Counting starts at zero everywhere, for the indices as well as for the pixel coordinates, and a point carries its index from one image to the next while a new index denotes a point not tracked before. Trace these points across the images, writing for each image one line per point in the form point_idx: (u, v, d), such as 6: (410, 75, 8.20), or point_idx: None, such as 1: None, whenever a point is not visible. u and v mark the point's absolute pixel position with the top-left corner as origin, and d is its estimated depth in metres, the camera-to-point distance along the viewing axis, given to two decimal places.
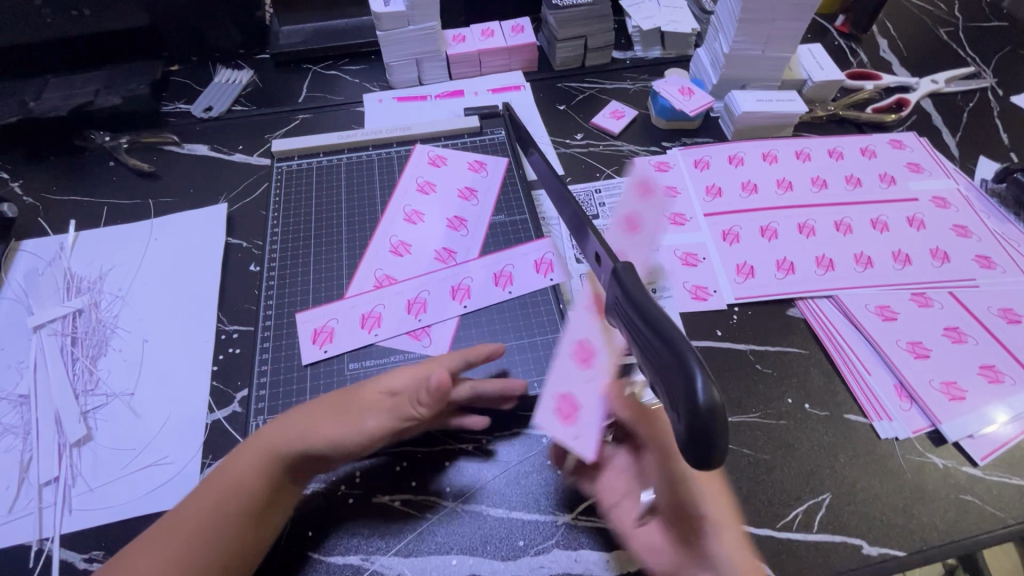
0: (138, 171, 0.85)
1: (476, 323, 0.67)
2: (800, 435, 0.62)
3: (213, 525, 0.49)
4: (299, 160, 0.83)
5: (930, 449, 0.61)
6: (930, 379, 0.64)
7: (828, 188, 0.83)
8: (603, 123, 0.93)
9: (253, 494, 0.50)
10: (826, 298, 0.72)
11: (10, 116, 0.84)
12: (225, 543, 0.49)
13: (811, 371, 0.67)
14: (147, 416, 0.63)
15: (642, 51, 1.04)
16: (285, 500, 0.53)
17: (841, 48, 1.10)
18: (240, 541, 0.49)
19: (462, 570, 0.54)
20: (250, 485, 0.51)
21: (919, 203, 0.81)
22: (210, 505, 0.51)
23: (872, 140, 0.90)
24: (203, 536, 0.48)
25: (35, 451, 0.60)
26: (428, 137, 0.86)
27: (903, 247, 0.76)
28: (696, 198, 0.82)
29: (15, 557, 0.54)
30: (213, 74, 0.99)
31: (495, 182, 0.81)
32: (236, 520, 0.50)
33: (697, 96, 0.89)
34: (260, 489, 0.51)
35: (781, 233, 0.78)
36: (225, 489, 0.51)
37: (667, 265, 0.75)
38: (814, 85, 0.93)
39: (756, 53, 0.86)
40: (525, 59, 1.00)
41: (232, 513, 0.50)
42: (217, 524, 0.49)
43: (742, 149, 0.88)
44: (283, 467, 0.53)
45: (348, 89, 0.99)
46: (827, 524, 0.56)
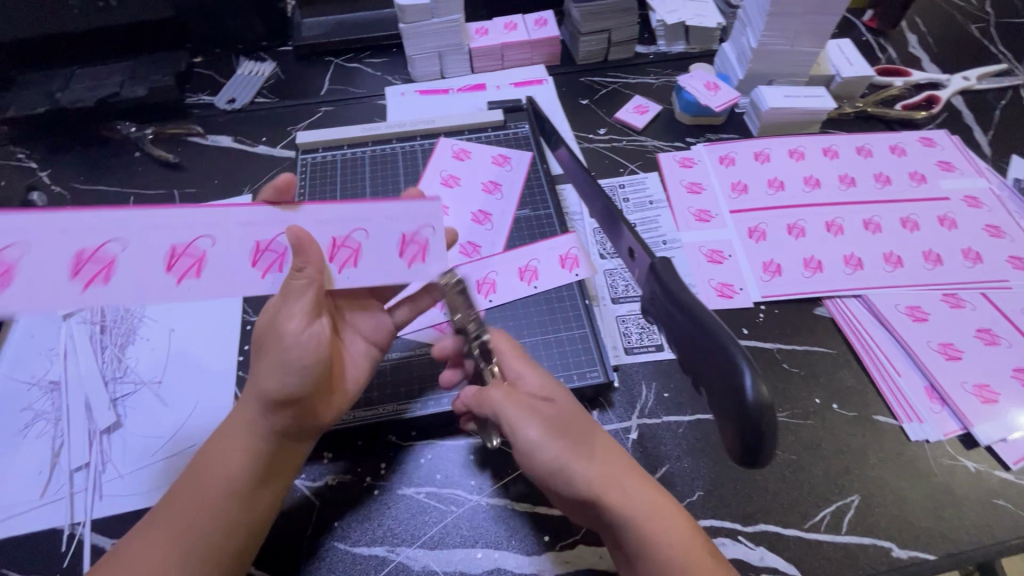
0: (163, 162, 0.86)
1: (501, 318, 0.68)
2: (827, 435, 0.61)
3: (199, 505, 0.48)
4: (323, 152, 0.83)
5: (961, 451, 0.60)
6: (963, 381, 0.63)
7: (857, 186, 0.82)
8: (626, 118, 0.92)
9: (243, 470, 0.50)
10: (855, 298, 0.71)
11: (38, 107, 0.85)
12: (212, 523, 0.47)
13: (839, 371, 0.66)
14: (175, 405, 0.63)
15: (666, 46, 1.03)
16: (277, 471, 0.52)
17: (869, 43, 1.08)
18: (230, 517, 0.48)
19: (486, 564, 0.54)
20: (237, 463, 0.50)
21: (950, 202, 0.80)
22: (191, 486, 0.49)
23: (902, 137, 0.88)
24: (204, 521, 0.48)
25: (66, 437, 0.61)
26: (451, 130, 0.86)
27: (933, 247, 0.75)
28: (721, 194, 0.81)
29: (46, 541, 0.55)
30: (235, 66, 1.00)
31: (519, 176, 0.81)
32: (224, 498, 0.49)
33: (722, 92, 0.88)
34: (249, 466, 0.50)
35: (809, 231, 0.77)
36: (215, 474, 0.50)
37: (692, 262, 0.75)
38: (843, 81, 0.91)
39: (784, 49, 0.85)
40: (548, 52, 0.99)
41: (226, 493, 0.49)
42: (214, 507, 0.48)
43: (768, 146, 0.87)
44: (255, 427, 0.51)
45: (369, 82, 0.99)
46: (856, 526, 0.55)
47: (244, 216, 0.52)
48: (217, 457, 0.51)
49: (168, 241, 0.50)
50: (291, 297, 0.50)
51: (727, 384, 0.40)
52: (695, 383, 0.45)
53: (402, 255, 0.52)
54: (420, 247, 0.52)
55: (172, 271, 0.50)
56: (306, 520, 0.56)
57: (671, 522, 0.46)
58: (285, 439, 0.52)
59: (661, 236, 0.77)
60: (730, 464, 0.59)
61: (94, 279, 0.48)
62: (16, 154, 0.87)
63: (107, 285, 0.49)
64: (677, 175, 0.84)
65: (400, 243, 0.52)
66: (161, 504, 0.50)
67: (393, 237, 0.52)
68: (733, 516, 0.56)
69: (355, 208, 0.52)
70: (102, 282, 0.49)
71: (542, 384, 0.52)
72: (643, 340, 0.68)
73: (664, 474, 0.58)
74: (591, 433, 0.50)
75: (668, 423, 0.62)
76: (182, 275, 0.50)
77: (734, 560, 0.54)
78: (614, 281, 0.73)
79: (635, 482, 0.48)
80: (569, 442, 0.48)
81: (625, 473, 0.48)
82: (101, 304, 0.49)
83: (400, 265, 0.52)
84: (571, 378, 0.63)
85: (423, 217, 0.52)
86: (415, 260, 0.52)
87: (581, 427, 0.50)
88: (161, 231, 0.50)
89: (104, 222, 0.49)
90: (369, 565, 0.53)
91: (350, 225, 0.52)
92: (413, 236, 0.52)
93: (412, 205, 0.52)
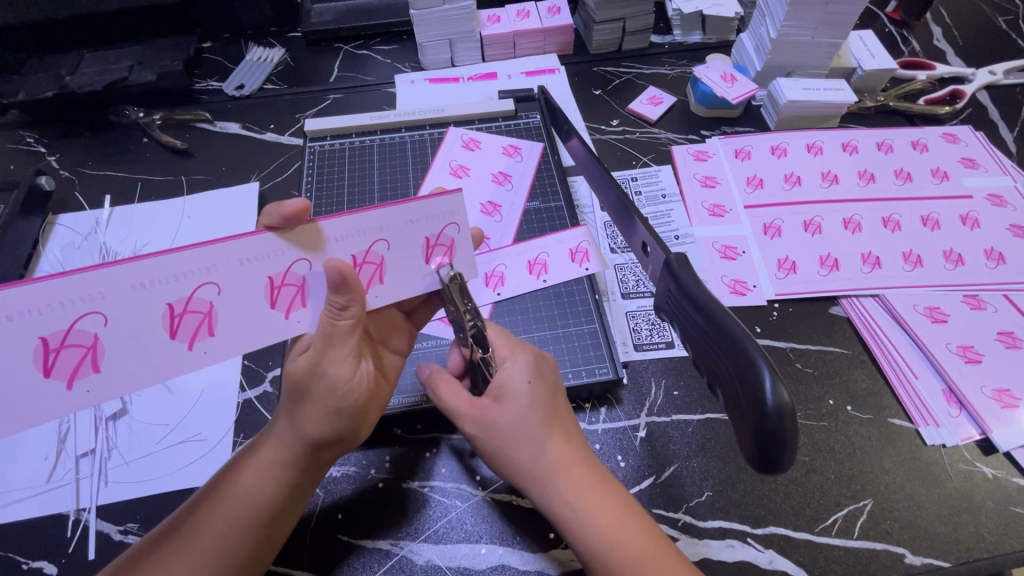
0: (171, 148, 0.85)
1: (509, 311, 0.67)
2: (841, 438, 0.60)
3: (229, 540, 0.46)
4: (332, 140, 0.82)
5: (978, 457, 0.59)
6: (982, 385, 0.61)
7: (877, 182, 0.79)
8: (640, 109, 0.90)
9: (267, 507, 0.48)
10: (871, 297, 0.69)
11: (47, 91, 0.84)
12: (246, 557, 0.46)
13: (854, 372, 0.65)
14: (180, 393, 0.63)
15: (682, 36, 1.01)
16: (298, 505, 0.50)
17: (892, 35, 1.05)
18: (263, 548, 0.48)
19: (491, 560, 0.53)
20: (264, 499, 0.48)
21: (973, 200, 0.77)
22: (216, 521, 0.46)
23: (924, 133, 0.86)
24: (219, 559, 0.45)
25: (73, 423, 0.61)
26: (462, 119, 0.85)
27: (954, 246, 0.73)
28: (736, 189, 0.80)
29: (52, 526, 0.55)
30: (244, 52, 0.99)
31: (529, 167, 0.79)
32: (256, 531, 0.47)
33: (739, 83, 0.85)
34: (275, 503, 0.48)
35: (826, 228, 0.75)
36: (235, 507, 0.47)
37: (706, 257, 0.73)
38: (864, 74, 0.88)
39: (805, 39, 0.82)
40: (560, 41, 0.97)
41: (246, 531, 0.47)
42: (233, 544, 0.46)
43: (785, 139, 0.85)
44: (291, 464, 0.48)
45: (379, 69, 0.98)
46: (869, 531, 0.54)
47: (248, 251, 0.42)
48: (247, 491, 0.48)
49: (161, 298, 0.41)
50: (336, 341, 0.45)
51: (744, 385, 0.39)
52: (709, 382, 0.44)
53: (429, 261, 0.48)
54: (446, 250, 0.48)
55: (179, 335, 0.42)
56: (311, 511, 0.55)
57: (593, 532, 0.45)
58: (321, 469, 0.50)
59: (673, 231, 0.76)
60: (739, 464, 0.58)
61: (80, 367, 0.40)
62: (25, 138, 0.87)
63: (101, 371, 0.41)
64: (691, 169, 0.82)
65: (425, 248, 0.48)
66: (167, 534, 0.46)
67: (419, 243, 0.47)
68: (742, 517, 0.55)
69: (371, 218, 0.45)
70: (93, 370, 0.41)
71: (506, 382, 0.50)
72: (653, 336, 0.67)
73: (673, 473, 0.57)
74: (527, 440, 0.48)
75: (677, 421, 0.61)
76: (192, 337, 0.43)
77: (742, 562, 0.53)
78: (624, 276, 0.71)
79: (565, 485, 0.47)
80: (497, 448, 0.49)
81: (557, 476, 0.47)
82: (99, 395, 0.41)
83: (427, 272, 0.49)
84: (580, 373, 0.62)
85: (448, 218, 0.47)
86: (442, 263, 0.49)
87: (520, 432, 0.48)
88: (148, 288, 0.40)
89: (69, 289, 0.38)
90: (373, 557, 0.53)
91: (369, 237, 0.45)
92: (437, 239, 0.48)
93: (434, 205, 0.46)
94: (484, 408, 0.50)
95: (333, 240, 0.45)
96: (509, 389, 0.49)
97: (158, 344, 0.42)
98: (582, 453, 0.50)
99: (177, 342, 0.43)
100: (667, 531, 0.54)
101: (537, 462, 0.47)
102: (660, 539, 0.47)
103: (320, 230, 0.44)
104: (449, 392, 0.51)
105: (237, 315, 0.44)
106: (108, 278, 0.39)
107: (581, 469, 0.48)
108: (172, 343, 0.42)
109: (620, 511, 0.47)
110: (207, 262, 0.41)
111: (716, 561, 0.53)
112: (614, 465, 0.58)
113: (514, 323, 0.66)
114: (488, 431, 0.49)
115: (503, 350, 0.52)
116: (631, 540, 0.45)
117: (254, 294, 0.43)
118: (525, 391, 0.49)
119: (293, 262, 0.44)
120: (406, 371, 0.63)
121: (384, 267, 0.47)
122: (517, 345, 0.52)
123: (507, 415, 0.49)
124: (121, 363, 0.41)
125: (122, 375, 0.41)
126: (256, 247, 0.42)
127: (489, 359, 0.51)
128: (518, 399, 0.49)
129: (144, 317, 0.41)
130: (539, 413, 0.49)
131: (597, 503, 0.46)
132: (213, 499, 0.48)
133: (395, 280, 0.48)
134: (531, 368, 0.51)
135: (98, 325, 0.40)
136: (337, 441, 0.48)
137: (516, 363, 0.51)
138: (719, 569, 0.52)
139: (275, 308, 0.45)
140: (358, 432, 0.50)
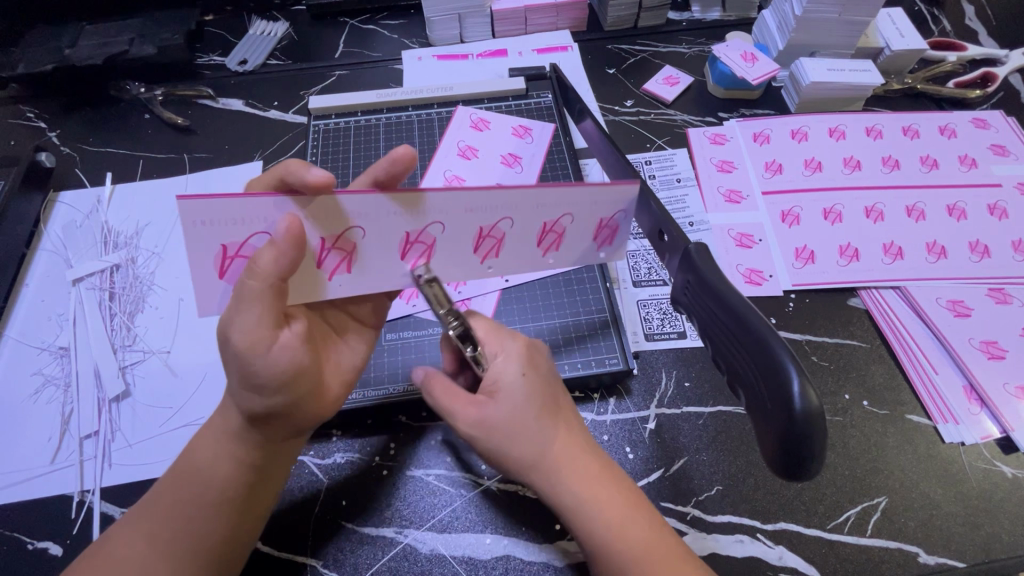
0: (172, 124, 0.83)
1: (518, 299, 0.65)
2: (855, 433, 0.58)
3: (193, 519, 0.46)
4: (337, 118, 0.80)
5: (998, 456, 0.57)
6: (1004, 382, 0.59)
7: (901, 169, 0.76)
8: (655, 89, 0.87)
9: (226, 478, 0.47)
10: (891, 289, 0.67)
11: (46, 65, 0.82)
12: (221, 535, 0.46)
13: (871, 366, 0.63)
14: (184, 375, 0.62)
15: (700, 13, 0.97)
16: (267, 484, 0.49)
17: (922, 13, 1.00)
18: (231, 524, 0.47)
19: (496, 550, 0.52)
20: (223, 470, 0.47)
21: (1002, 189, 0.74)
22: (173, 496, 0.46)
23: (953, 117, 0.82)
24: (177, 532, 0.45)
25: (76, 404, 0.61)
26: (470, 98, 0.82)
27: (981, 237, 0.70)
28: (754, 173, 0.77)
29: (57, 507, 0.55)
30: (247, 26, 0.96)
31: (540, 148, 0.77)
32: (219, 513, 0.46)
33: (761, 63, 0.82)
34: (232, 473, 0.47)
35: (846, 216, 0.72)
36: (192, 477, 0.47)
37: (720, 245, 0.71)
38: (892, 55, 0.84)
39: (831, 17, 0.78)
40: (574, 17, 0.93)
41: (210, 503, 0.46)
42: (191, 520, 0.46)
43: (807, 122, 0.81)
44: (241, 439, 0.47)
45: (385, 45, 0.95)
46: (882, 529, 0.53)
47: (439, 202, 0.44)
48: (201, 468, 0.47)
49: (404, 226, 0.45)
50: (244, 304, 0.41)
51: (769, 386, 0.37)
52: (729, 381, 0.43)
53: (478, 250, 0.48)
54: (556, 237, 0.49)
55: (322, 266, 0.45)
56: (313, 496, 0.55)
57: (601, 523, 0.44)
58: (273, 445, 0.48)
59: (688, 217, 0.73)
60: (752, 459, 0.56)
61: (338, 268, 0.46)
62: (25, 113, 0.85)
63: (351, 274, 0.46)
64: (707, 153, 0.79)
65: (594, 229, 0.49)
66: (141, 502, 0.48)
67: (589, 225, 0.49)
68: (752, 512, 0.54)
69: (434, 197, 0.44)
70: (346, 271, 0.46)
71: (507, 380, 0.46)
72: (664, 327, 0.65)
73: (682, 466, 0.56)
74: (527, 434, 0.45)
75: (688, 413, 0.59)
76: (415, 262, 0.47)
77: (751, 558, 0.52)
78: (636, 263, 0.69)
79: (571, 477, 0.45)
80: (495, 446, 0.46)
81: (562, 464, 0.45)
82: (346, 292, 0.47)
83: (537, 253, 0.50)
84: (589, 363, 0.60)
85: (564, 208, 0.47)
86: (604, 242, 0.51)
87: (519, 429, 0.45)
88: (397, 217, 0.44)
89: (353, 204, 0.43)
90: (377, 545, 0.53)
91: (559, 209, 0.47)
92: (552, 226, 0.48)
93: (496, 197, 0.45)
94: (478, 406, 0.46)
95: (394, 215, 0.44)
96: (503, 384, 0.46)
97: (391, 261, 0.47)
98: (579, 437, 0.48)
99: (405, 263, 0.47)
100: (676, 524, 0.53)
101: (541, 454, 0.45)
102: (662, 531, 0.45)
103: (383, 201, 0.43)
104: (443, 392, 0.48)
105: (452, 253, 0.47)
106: (376, 203, 0.43)
107: (590, 463, 0.46)
108: (400, 262, 0.47)
109: (622, 500, 0.45)
110: (436, 202, 0.44)
111: (724, 556, 0.52)
112: (622, 457, 0.57)
113: (521, 310, 0.65)
114: (483, 430, 0.46)
115: (492, 346, 0.48)
116: (637, 531, 0.44)
117: (394, 239, 0.45)
118: (520, 384, 0.46)
119: (348, 227, 0.44)
120: (410, 357, 0.61)
121: (563, 241, 0.50)
122: (504, 336, 0.49)
123: (502, 412, 0.45)
124: (370, 266, 0.46)
125: (366, 277, 0.47)
126: (307, 206, 0.42)
127: (477, 356, 0.46)
128: (512, 396, 0.46)
129: (390, 239, 0.45)
130: (535, 404, 0.46)
131: (606, 495, 0.45)
132: (174, 477, 0.48)
133: (569, 255, 0.51)
134: (523, 360, 0.47)
135: (358, 237, 0.45)
136: (275, 418, 0.45)
137: (508, 358, 0.47)
138: (727, 565, 0.52)
139: (404, 259, 0.47)
140: (300, 411, 0.46)
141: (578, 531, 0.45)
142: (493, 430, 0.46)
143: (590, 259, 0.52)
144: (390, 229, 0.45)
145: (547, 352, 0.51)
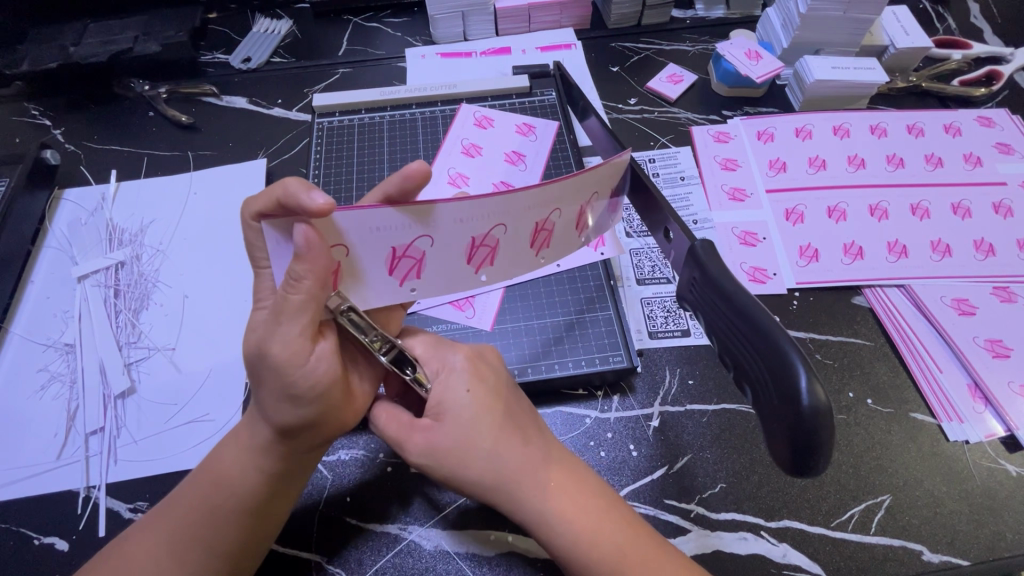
0: (177, 122, 0.83)
1: (522, 297, 0.65)
2: (858, 431, 0.58)
3: (211, 527, 0.46)
4: (341, 116, 0.80)
5: (1003, 455, 0.57)
6: (1009, 381, 0.59)
7: (905, 168, 0.76)
8: (659, 88, 0.87)
9: (250, 491, 0.47)
10: (897, 288, 0.67)
11: (50, 62, 0.82)
12: (235, 545, 0.46)
13: (875, 365, 0.63)
14: (189, 372, 0.63)
15: (704, 10, 0.96)
16: (289, 492, 0.49)
17: (926, 11, 0.99)
18: (247, 533, 0.47)
19: (499, 547, 0.52)
20: (245, 481, 0.47)
21: (1008, 188, 0.74)
22: (193, 502, 0.47)
23: (957, 115, 0.82)
24: (193, 537, 0.46)
25: (82, 400, 0.61)
26: (473, 96, 0.82)
27: (986, 236, 0.70)
28: (758, 171, 0.77)
29: (61, 503, 0.55)
30: (252, 24, 0.96)
31: (544, 146, 0.77)
32: (235, 522, 0.46)
33: (765, 61, 0.81)
34: (254, 484, 0.47)
35: (851, 215, 0.72)
36: (213, 486, 0.47)
37: (725, 243, 0.71)
38: (897, 52, 0.84)
39: (836, 14, 0.78)
40: (577, 15, 0.93)
41: (227, 511, 0.46)
42: (208, 527, 0.46)
43: (811, 120, 0.81)
44: (263, 451, 0.47)
45: (390, 43, 0.95)
46: (887, 527, 0.53)
47: (506, 207, 0.42)
48: (227, 477, 0.47)
49: (468, 232, 0.44)
50: (283, 318, 0.41)
51: (777, 383, 0.37)
52: (736, 377, 0.43)
53: (534, 243, 0.48)
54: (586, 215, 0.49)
55: (393, 274, 0.44)
56: (318, 493, 0.55)
57: (569, 534, 0.44)
58: (299, 457, 0.48)
59: (692, 215, 0.73)
60: (755, 456, 0.57)
61: (409, 274, 0.45)
62: (29, 110, 0.85)
63: (422, 278, 0.45)
64: (712, 151, 0.79)
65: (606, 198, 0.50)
66: (159, 505, 0.48)
67: (603, 198, 0.49)
68: (756, 510, 0.54)
69: (500, 205, 0.42)
70: (417, 276, 0.45)
71: (454, 401, 0.46)
72: (668, 324, 0.65)
73: (686, 463, 0.56)
74: (478, 454, 0.45)
75: (692, 411, 0.59)
76: (480, 265, 0.47)
77: (754, 556, 0.52)
78: (640, 261, 0.69)
79: (532, 491, 0.45)
80: (450, 470, 0.45)
81: (522, 478, 0.45)
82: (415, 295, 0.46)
83: (573, 237, 0.50)
84: (594, 361, 0.60)
85: (595, 187, 0.47)
86: (612, 209, 0.51)
87: (469, 450, 0.45)
88: (462, 224, 0.43)
89: (418, 216, 0.41)
90: (381, 541, 0.53)
91: (592, 190, 0.47)
92: (585, 207, 0.48)
93: (558, 191, 0.44)
94: (426, 430, 0.46)
95: (459, 223, 0.42)
96: (449, 406, 0.46)
97: (457, 266, 0.46)
98: (543, 446, 0.48)
99: (470, 267, 0.46)
100: (679, 522, 0.53)
101: (498, 472, 0.45)
102: (642, 532, 0.46)
103: (445, 211, 0.41)
104: (389, 421, 0.48)
105: (512, 251, 0.47)
106: (441, 212, 0.41)
107: (552, 473, 0.46)
108: (465, 267, 0.46)
109: (595, 510, 0.45)
110: (503, 207, 0.42)
111: (728, 553, 0.52)
112: (625, 455, 0.57)
113: (526, 308, 0.65)
114: (433, 456, 0.45)
115: (433, 364, 0.49)
116: (612, 540, 0.44)
117: (459, 246, 0.44)
118: (466, 403, 0.46)
119: (416, 237, 0.42)
120: None
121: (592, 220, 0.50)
122: (446, 351, 0.50)
123: (451, 434, 0.45)
124: (438, 273, 0.46)
125: (437, 280, 0.46)
126: (385, 220, 0.40)
127: (418, 377, 0.47)
128: (460, 415, 0.46)
129: (455, 245, 0.44)
130: (484, 420, 0.46)
131: (573, 506, 0.45)
132: (196, 483, 0.48)
133: (594, 230, 0.51)
134: (468, 376, 0.48)
135: (426, 245, 0.43)
136: (308, 427, 0.45)
137: (452, 376, 0.48)
138: (732, 562, 0.52)
139: (468, 264, 0.46)
140: (331, 419, 0.46)
141: (548, 544, 0.45)
142: (445, 457, 0.45)
143: (605, 231, 0.53)
144: (455, 236, 0.43)
145: (498, 360, 0.52)
